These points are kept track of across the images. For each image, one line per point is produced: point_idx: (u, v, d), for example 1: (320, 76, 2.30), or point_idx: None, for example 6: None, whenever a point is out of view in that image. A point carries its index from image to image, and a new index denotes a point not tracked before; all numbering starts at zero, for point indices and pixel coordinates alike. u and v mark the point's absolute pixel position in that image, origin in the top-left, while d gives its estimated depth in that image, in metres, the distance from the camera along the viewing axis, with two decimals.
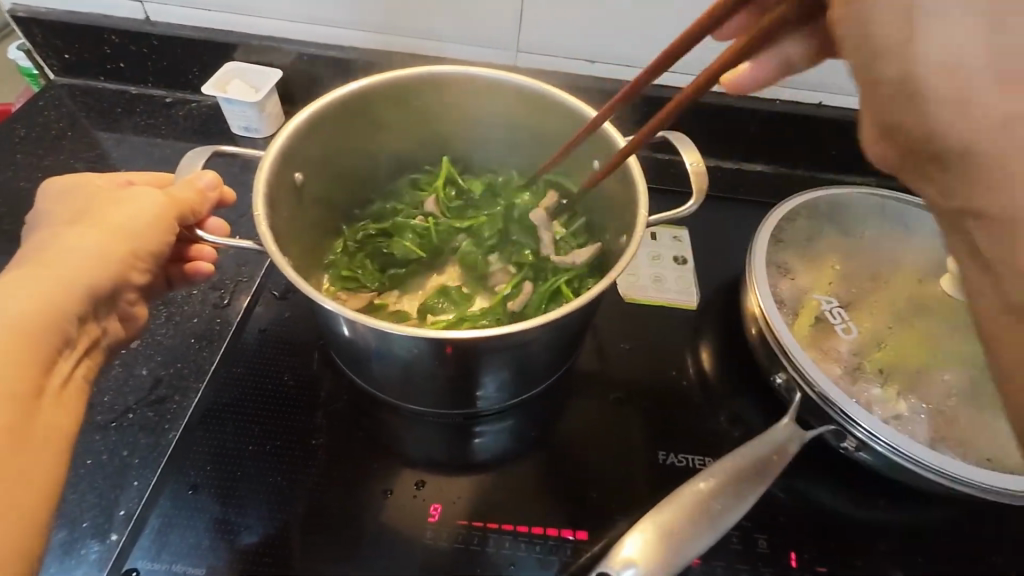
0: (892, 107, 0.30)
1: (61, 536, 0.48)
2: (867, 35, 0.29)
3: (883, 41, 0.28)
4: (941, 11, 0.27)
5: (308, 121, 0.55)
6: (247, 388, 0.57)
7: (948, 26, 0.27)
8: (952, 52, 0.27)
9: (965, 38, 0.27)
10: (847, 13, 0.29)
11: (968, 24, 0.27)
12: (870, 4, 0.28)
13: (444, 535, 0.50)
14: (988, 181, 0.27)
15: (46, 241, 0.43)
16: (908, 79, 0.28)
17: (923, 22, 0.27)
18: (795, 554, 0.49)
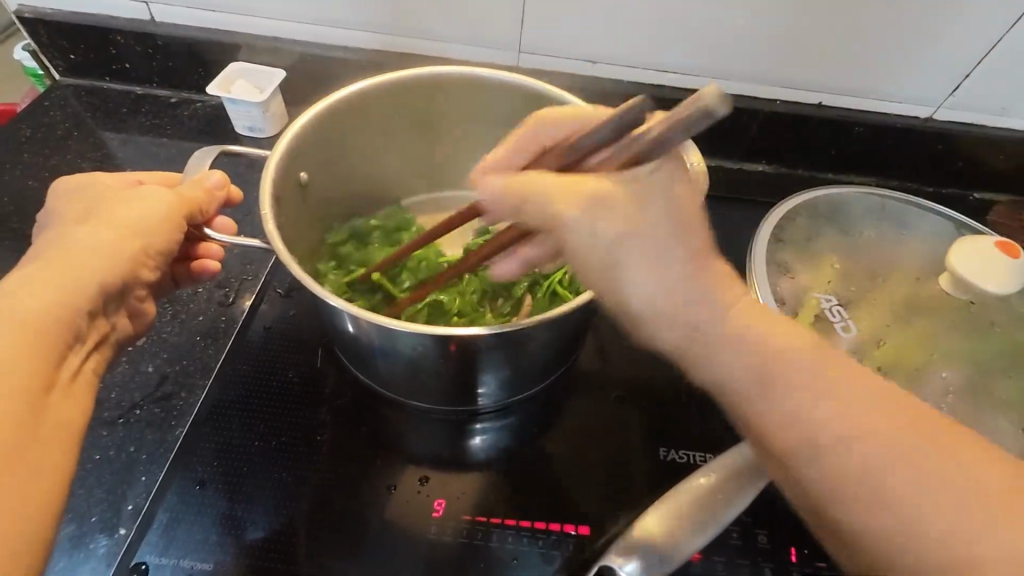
0: (637, 290, 0.35)
1: (70, 530, 0.48)
2: (611, 259, 0.34)
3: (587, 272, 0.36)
4: (601, 248, 0.34)
5: (313, 121, 0.56)
6: (253, 385, 0.58)
7: (630, 259, 0.34)
8: (666, 284, 0.35)
9: (645, 245, 0.34)
10: (560, 233, 0.35)
11: (645, 269, 0.34)
12: (572, 220, 0.34)
13: (448, 530, 0.51)
14: (786, 410, 0.35)
15: (56, 238, 0.43)
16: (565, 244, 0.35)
17: (614, 236, 0.34)
18: (794, 549, 0.50)
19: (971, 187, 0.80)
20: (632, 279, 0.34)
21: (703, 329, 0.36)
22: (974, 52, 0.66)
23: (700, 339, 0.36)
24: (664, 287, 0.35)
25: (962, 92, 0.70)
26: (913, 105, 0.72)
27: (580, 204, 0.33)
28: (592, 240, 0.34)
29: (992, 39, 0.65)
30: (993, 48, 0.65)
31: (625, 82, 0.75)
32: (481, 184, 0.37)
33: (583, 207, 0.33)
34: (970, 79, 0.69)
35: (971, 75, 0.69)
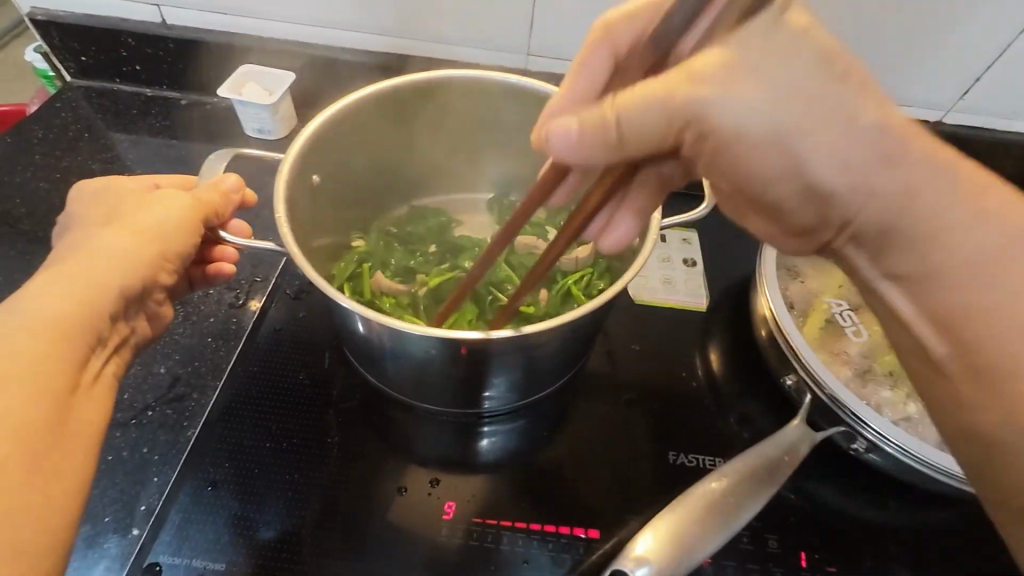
0: (819, 163, 0.33)
1: (84, 530, 0.49)
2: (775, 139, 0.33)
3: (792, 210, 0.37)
4: (765, 122, 0.32)
5: (326, 124, 0.56)
6: (263, 386, 0.58)
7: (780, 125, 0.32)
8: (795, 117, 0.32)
9: (813, 124, 0.32)
10: (706, 124, 0.33)
11: (784, 115, 0.32)
12: (711, 98, 0.32)
13: (458, 533, 0.51)
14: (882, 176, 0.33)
15: (77, 242, 0.44)
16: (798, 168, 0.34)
17: (832, 117, 0.32)
18: (805, 554, 0.50)
19: None
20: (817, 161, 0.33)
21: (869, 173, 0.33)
22: (985, 55, 0.66)
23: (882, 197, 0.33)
24: (774, 124, 0.32)
25: (971, 95, 0.71)
26: (922, 109, 0.72)
27: (712, 78, 0.31)
28: (765, 114, 0.32)
29: (1002, 44, 0.65)
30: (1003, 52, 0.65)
31: None
32: (552, 136, 0.38)
33: (716, 86, 0.32)
34: (980, 82, 0.69)
35: (981, 79, 0.69)
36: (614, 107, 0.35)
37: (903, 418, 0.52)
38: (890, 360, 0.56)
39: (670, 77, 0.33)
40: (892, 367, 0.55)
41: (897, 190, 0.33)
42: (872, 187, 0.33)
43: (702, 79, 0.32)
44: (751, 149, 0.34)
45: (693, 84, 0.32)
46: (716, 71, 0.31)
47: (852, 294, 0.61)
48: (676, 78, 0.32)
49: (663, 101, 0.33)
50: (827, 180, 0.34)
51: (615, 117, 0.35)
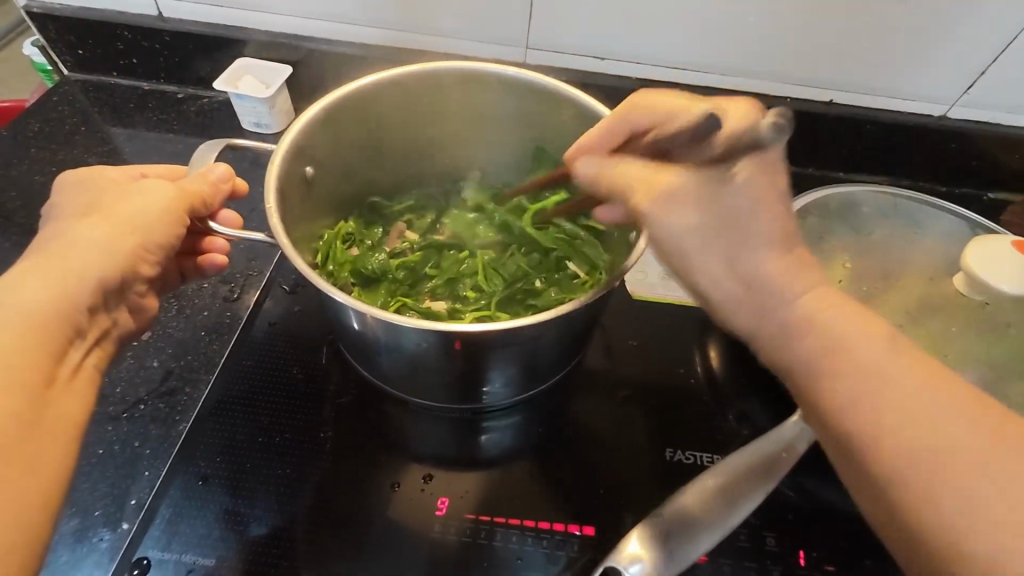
0: (714, 288, 0.39)
1: (73, 524, 0.48)
2: (684, 248, 0.38)
3: (682, 260, 0.39)
4: (687, 236, 0.37)
5: (319, 116, 0.56)
6: (257, 380, 0.57)
7: (705, 259, 0.38)
8: (676, 246, 0.38)
9: (708, 248, 0.37)
10: (651, 228, 0.39)
11: (705, 241, 0.37)
12: (652, 211, 0.38)
13: (451, 529, 0.50)
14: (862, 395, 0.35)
15: (57, 233, 0.43)
16: (703, 294, 0.40)
17: (741, 237, 0.37)
18: (803, 553, 0.49)
19: (985, 187, 0.78)
20: (704, 262, 0.38)
21: (764, 288, 0.38)
22: (988, 49, 0.65)
23: (757, 291, 0.38)
24: (710, 216, 0.37)
25: (976, 88, 0.69)
26: (928, 103, 0.71)
27: (655, 200, 0.38)
28: (685, 234, 0.37)
29: (1008, 38, 0.63)
30: (1010, 44, 0.64)
31: (633, 79, 0.74)
32: (578, 166, 0.43)
33: (660, 200, 0.37)
34: (983, 76, 0.68)
35: (984, 73, 0.67)
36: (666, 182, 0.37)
37: None
38: None
39: (657, 172, 0.38)
40: None
41: (779, 309, 0.38)
42: (760, 302, 0.38)
43: (659, 190, 0.37)
44: (674, 259, 0.39)
45: (654, 193, 0.38)
46: (680, 186, 0.37)
47: (853, 289, 0.60)
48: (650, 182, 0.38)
49: (629, 178, 0.39)
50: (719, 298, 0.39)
51: (609, 180, 0.40)
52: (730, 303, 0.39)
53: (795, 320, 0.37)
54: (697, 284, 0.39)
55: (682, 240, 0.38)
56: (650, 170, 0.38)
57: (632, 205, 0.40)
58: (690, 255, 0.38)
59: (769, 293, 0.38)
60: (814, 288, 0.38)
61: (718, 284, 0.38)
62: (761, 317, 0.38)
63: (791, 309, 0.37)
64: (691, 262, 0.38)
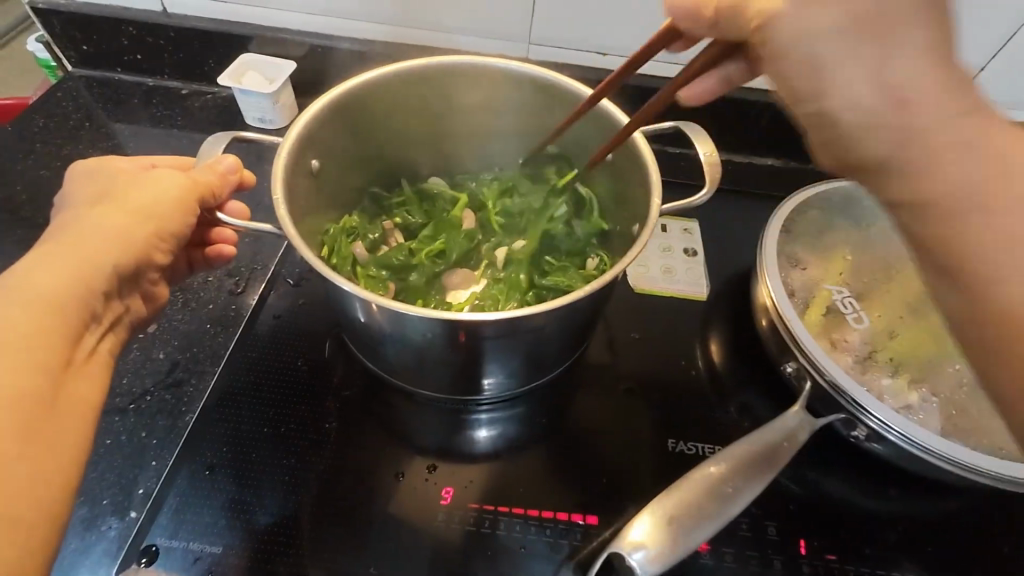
0: (847, 103, 0.31)
1: (82, 513, 0.49)
2: (815, 58, 0.30)
3: (796, 85, 0.32)
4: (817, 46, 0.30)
5: (324, 110, 0.56)
6: (262, 372, 0.58)
7: (847, 70, 0.30)
8: (816, 50, 0.30)
9: (858, 51, 0.29)
10: (769, 39, 0.32)
11: (846, 45, 0.29)
12: (782, 8, 0.30)
13: (456, 518, 0.51)
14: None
15: (69, 221, 0.44)
16: (825, 116, 0.32)
17: (891, 41, 0.29)
18: (804, 542, 0.49)
19: None
20: (855, 88, 0.30)
21: (914, 118, 0.30)
22: (986, 45, 0.67)
23: (899, 125, 0.30)
24: (865, 11, 0.29)
25: (976, 84, 0.70)
26: None
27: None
28: (811, 43, 0.30)
29: (1008, 31, 0.65)
30: (1010, 38, 0.66)
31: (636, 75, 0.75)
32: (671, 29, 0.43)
33: (796, 1, 0.30)
34: (983, 72, 0.69)
35: (984, 69, 0.69)
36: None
37: (904, 407, 0.51)
38: (893, 348, 0.56)
39: None
40: (893, 355, 0.55)
41: (928, 145, 0.30)
42: (908, 121, 0.30)
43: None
44: (792, 67, 0.32)
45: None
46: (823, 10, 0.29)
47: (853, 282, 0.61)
48: (755, 12, 0.32)
49: (738, 9, 0.34)
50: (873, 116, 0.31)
51: (715, 7, 0.36)
52: (869, 122, 0.31)
53: (952, 141, 0.30)
54: (826, 104, 0.32)
55: (817, 46, 0.30)
56: None
57: (745, 29, 0.34)
58: (828, 66, 0.30)
59: (921, 102, 0.30)
60: (986, 133, 0.31)
61: (865, 115, 0.31)
62: (902, 142, 0.31)
63: (935, 118, 0.30)
64: (804, 84, 0.32)
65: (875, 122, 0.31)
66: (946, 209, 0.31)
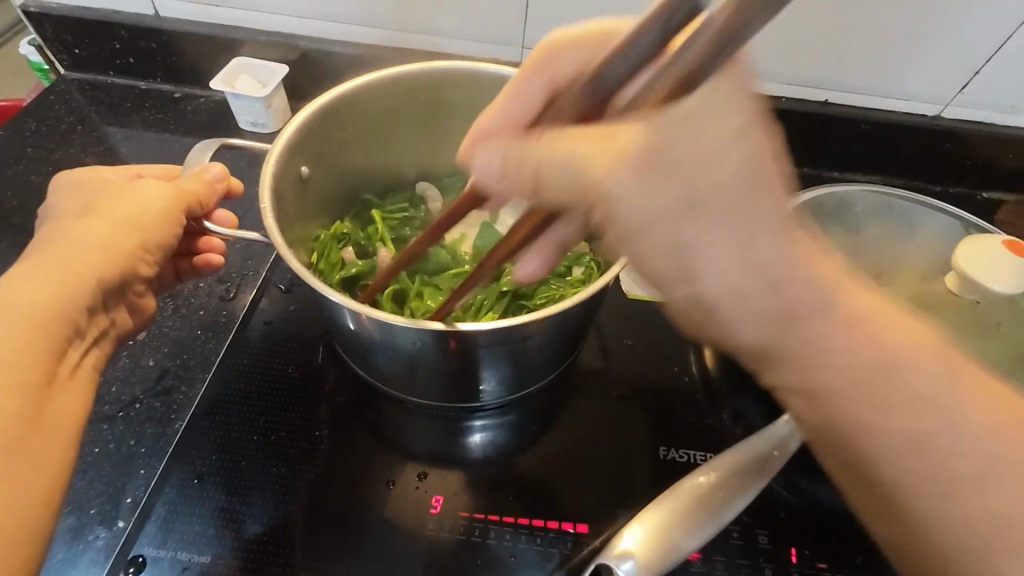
0: (719, 288, 0.30)
1: (69, 522, 0.48)
2: (679, 242, 0.30)
3: (660, 271, 0.32)
4: (663, 223, 0.30)
5: (313, 116, 0.56)
6: (253, 379, 0.58)
7: (708, 248, 0.29)
8: (644, 219, 0.30)
9: (715, 236, 0.29)
10: (606, 207, 0.31)
11: (704, 229, 0.29)
12: (616, 185, 0.30)
13: (446, 527, 0.51)
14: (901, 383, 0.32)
15: (55, 233, 0.43)
16: (701, 296, 0.31)
17: (744, 213, 0.28)
18: (796, 550, 0.49)
19: (981, 187, 0.79)
20: (710, 257, 0.30)
21: (791, 304, 0.30)
22: (982, 48, 0.65)
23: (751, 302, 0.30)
24: (688, 199, 0.28)
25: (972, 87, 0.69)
26: (922, 102, 0.71)
27: (628, 167, 0.29)
28: (648, 204, 0.29)
29: (1001, 37, 0.64)
30: (1004, 43, 0.64)
31: None
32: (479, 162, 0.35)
33: (633, 172, 0.29)
34: (978, 76, 0.68)
35: (980, 72, 0.67)
36: (535, 152, 0.32)
37: None
38: None
39: (611, 143, 0.29)
40: None
41: (781, 311, 0.31)
42: (789, 308, 0.30)
43: (623, 156, 0.29)
44: (643, 248, 0.32)
45: (611, 159, 0.29)
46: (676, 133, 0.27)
47: None
48: (609, 141, 0.29)
49: (563, 164, 0.31)
50: (713, 303, 0.31)
51: (535, 168, 0.32)
52: (733, 304, 0.31)
53: (811, 317, 0.31)
54: (701, 286, 0.31)
55: (656, 228, 0.30)
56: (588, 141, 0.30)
57: (571, 198, 0.32)
58: (682, 251, 0.30)
59: (796, 288, 0.30)
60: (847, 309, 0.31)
61: (672, 248, 0.30)
62: (778, 320, 0.31)
63: (802, 311, 0.31)
64: (665, 269, 0.32)
65: (718, 301, 0.31)
66: (833, 397, 0.33)
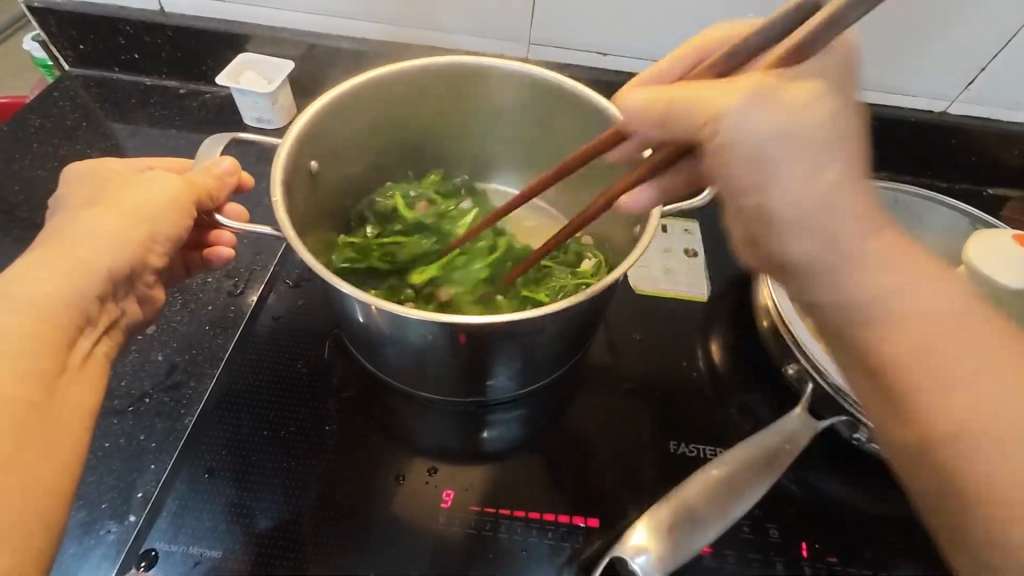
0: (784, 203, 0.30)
1: (80, 517, 0.48)
2: (762, 151, 0.29)
3: (736, 182, 0.31)
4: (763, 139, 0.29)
5: (323, 111, 0.56)
6: (262, 373, 0.58)
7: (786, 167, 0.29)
8: (757, 137, 0.29)
9: (803, 154, 0.29)
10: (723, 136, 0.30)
11: (789, 147, 0.29)
12: (734, 109, 0.29)
13: (456, 521, 0.51)
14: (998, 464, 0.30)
15: (65, 223, 0.43)
16: (765, 211, 0.31)
17: (815, 136, 0.29)
18: (806, 544, 0.49)
19: (986, 183, 0.79)
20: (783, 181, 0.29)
21: (837, 222, 0.30)
22: (983, 49, 0.65)
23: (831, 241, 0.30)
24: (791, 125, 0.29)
25: (975, 85, 0.69)
26: (928, 98, 0.71)
27: (741, 97, 0.29)
28: (763, 137, 0.29)
29: (999, 43, 0.65)
30: (1011, 39, 0.64)
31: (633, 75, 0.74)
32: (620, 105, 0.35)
33: (747, 100, 0.29)
34: (984, 72, 0.68)
35: (986, 68, 0.67)
36: (673, 92, 0.32)
37: None
38: None
39: (728, 84, 0.30)
40: None
41: (834, 260, 0.30)
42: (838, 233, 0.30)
43: (738, 92, 0.30)
44: (733, 168, 0.31)
45: (729, 95, 0.30)
46: (760, 98, 0.29)
47: None
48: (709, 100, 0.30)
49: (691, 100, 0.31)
50: (781, 207, 0.30)
51: (666, 107, 0.32)
52: (794, 220, 0.30)
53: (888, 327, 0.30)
54: (769, 201, 0.30)
55: (772, 143, 0.29)
56: (707, 94, 0.31)
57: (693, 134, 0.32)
58: (772, 179, 0.30)
59: (847, 231, 0.30)
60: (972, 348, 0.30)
61: (808, 212, 0.30)
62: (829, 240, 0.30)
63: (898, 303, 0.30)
64: (739, 180, 0.31)
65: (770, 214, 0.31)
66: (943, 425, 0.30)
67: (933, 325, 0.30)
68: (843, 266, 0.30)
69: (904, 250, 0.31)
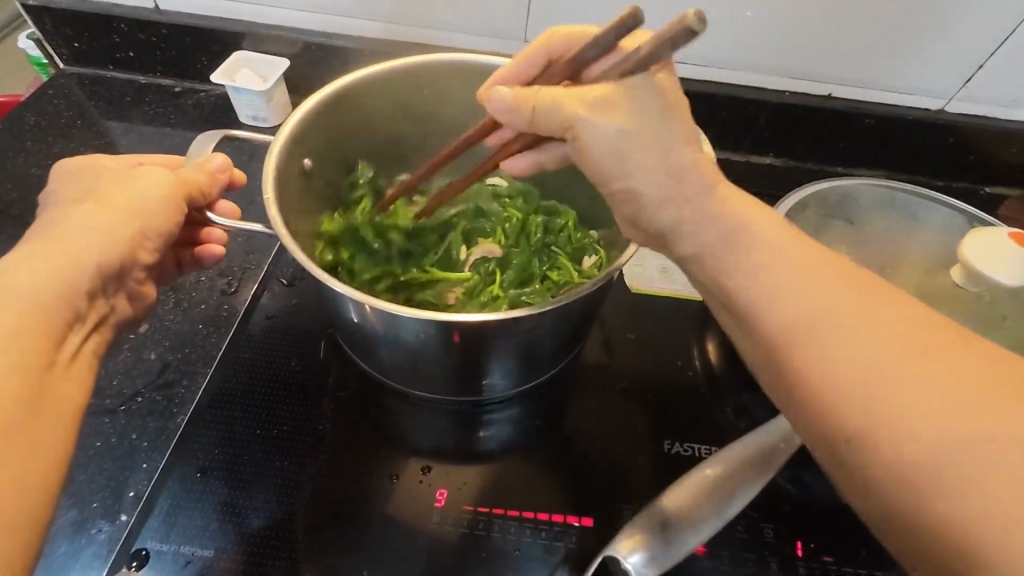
0: (644, 183, 0.37)
1: (71, 516, 0.48)
2: (619, 148, 0.37)
3: (599, 163, 0.38)
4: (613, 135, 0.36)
5: (316, 109, 0.56)
6: (255, 373, 0.57)
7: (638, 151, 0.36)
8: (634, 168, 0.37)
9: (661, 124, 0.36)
10: (580, 134, 0.38)
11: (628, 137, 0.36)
12: (583, 116, 0.37)
13: (450, 521, 0.50)
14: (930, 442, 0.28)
15: (55, 219, 0.43)
16: (632, 192, 0.38)
17: (654, 122, 0.36)
18: (800, 544, 0.49)
19: (983, 181, 0.79)
20: (643, 158, 0.36)
21: (694, 214, 0.36)
22: (981, 47, 0.65)
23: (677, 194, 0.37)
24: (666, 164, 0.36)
25: (972, 83, 0.69)
26: (925, 97, 0.71)
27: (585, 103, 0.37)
28: (611, 135, 0.37)
29: (996, 41, 0.65)
30: (1009, 37, 0.64)
31: None
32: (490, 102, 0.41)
33: (587, 110, 0.37)
34: (981, 70, 0.67)
35: (983, 66, 0.67)
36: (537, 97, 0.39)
37: None
38: None
39: (575, 91, 0.38)
40: None
41: (721, 242, 0.35)
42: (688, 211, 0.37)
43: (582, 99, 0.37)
44: (595, 146, 0.37)
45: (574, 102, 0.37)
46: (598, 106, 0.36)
47: None
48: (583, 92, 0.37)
49: (550, 102, 0.38)
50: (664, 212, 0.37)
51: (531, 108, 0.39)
52: (688, 224, 0.37)
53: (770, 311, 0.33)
54: (632, 181, 0.37)
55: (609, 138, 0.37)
56: (569, 92, 0.38)
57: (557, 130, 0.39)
58: (655, 170, 0.36)
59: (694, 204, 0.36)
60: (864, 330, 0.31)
61: (663, 197, 0.37)
62: (735, 235, 0.35)
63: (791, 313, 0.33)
64: (629, 165, 0.37)
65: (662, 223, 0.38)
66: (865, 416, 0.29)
67: (791, 296, 0.33)
68: (751, 304, 0.34)
69: (799, 245, 0.34)
